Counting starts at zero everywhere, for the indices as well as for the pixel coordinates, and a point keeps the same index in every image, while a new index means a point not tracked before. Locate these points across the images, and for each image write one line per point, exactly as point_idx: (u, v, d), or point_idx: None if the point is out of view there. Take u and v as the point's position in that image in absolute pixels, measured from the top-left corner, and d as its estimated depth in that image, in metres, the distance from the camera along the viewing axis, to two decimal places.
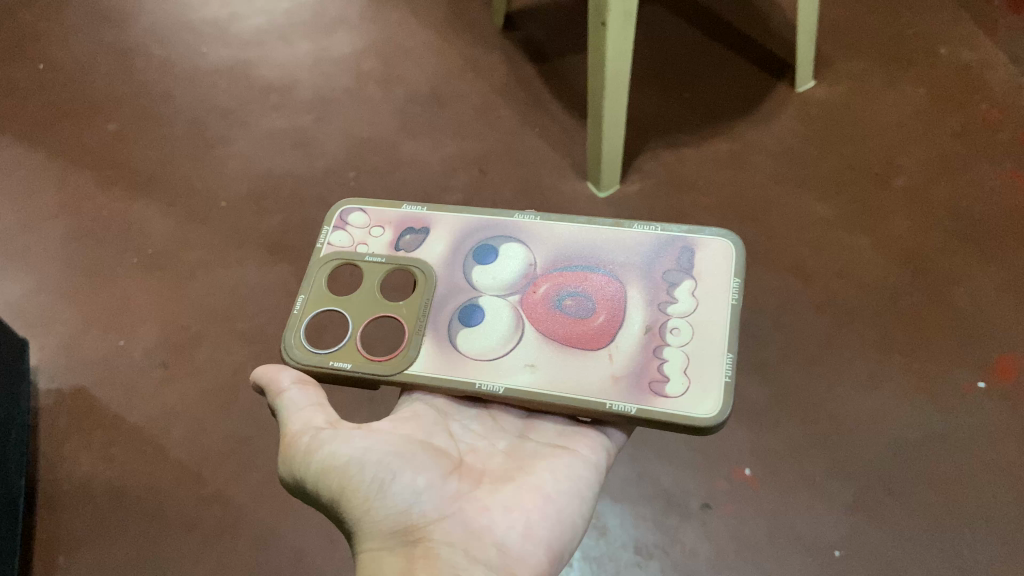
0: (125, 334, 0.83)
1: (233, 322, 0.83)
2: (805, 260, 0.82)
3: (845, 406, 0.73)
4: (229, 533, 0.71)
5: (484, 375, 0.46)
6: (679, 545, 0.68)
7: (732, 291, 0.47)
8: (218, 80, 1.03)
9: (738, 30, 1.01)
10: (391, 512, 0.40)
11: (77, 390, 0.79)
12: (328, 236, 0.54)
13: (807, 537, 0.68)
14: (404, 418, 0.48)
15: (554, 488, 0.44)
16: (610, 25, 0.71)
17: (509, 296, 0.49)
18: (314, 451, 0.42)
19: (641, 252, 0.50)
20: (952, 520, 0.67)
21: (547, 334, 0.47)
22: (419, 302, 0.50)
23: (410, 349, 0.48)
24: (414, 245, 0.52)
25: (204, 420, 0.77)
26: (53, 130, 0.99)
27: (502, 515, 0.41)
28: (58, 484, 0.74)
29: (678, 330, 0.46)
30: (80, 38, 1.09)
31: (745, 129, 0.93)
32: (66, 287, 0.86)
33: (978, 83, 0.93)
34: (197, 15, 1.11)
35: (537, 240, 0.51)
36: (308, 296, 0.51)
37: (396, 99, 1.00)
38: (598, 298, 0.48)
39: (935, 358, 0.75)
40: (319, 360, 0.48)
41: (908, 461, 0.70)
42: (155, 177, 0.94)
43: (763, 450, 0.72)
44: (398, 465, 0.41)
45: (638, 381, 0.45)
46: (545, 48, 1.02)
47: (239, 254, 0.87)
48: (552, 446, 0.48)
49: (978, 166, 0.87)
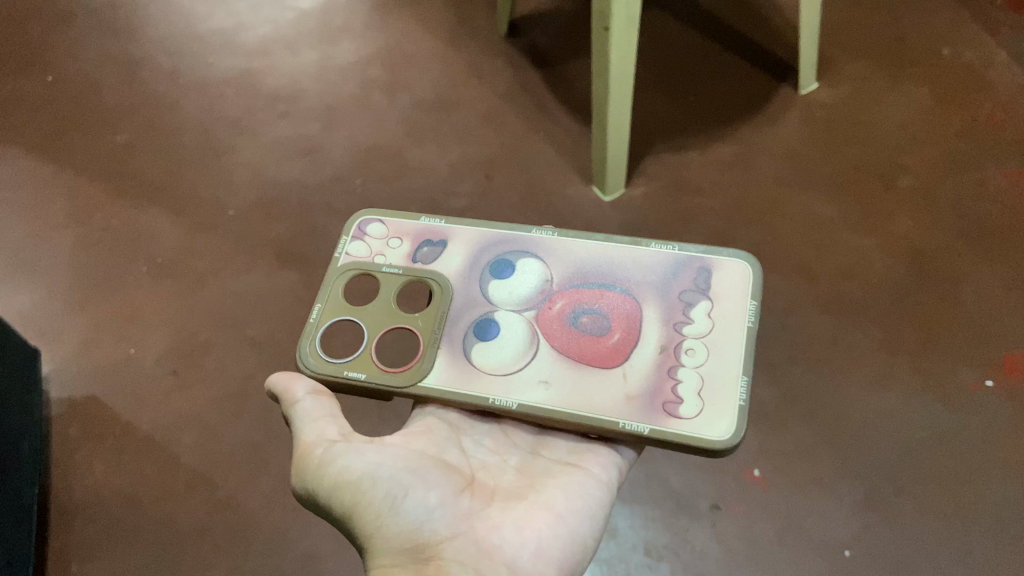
0: (136, 343, 0.84)
1: (242, 330, 0.83)
2: (811, 260, 0.82)
3: (853, 407, 0.73)
4: (242, 538, 0.72)
5: (499, 390, 0.46)
6: (688, 546, 0.69)
7: (749, 314, 0.47)
8: (226, 90, 1.04)
9: (741, 33, 1.01)
10: (402, 529, 0.40)
11: (89, 399, 0.80)
12: (346, 246, 0.54)
13: (816, 536, 0.68)
14: (418, 432, 0.48)
15: (565, 507, 0.44)
16: (613, 30, 0.71)
17: (524, 311, 0.50)
18: (327, 464, 0.42)
19: (658, 271, 0.50)
20: (961, 518, 0.68)
21: (562, 351, 0.47)
22: (435, 314, 0.50)
23: (425, 362, 0.48)
24: (431, 257, 0.53)
25: (215, 427, 0.78)
26: (62, 141, 0.99)
27: (514, 533, 0.41)
28: (72, 492, 0.75)
29: (693, 351, 0.46)
30: (88, 50, 1.09)
31: (749, 131, 0.92)
32: (77, 296, 0.87)
33: (983, 82, 0.93)
34: (204, 26, 1.11)
35: (553, 255, 0.52)
36: (325, 305, 0.51)
37: (401, 106, 1.00)
38: (613, 316, 0.48)
39: (943, 358, 0.75)
40: (334, 369, 0.49)
41: (917, 461, 0.71)
42: (162, 186, 0.95)
43: (771, 451, 0.72)
44: (411, 482, 0.42)
45: (652, 401, 0.45)
46: (546, 53, 1.02)
47: (248, 262, 0.88)
48: (564, 464, 0.48)
49: (984, 167, 0.87)
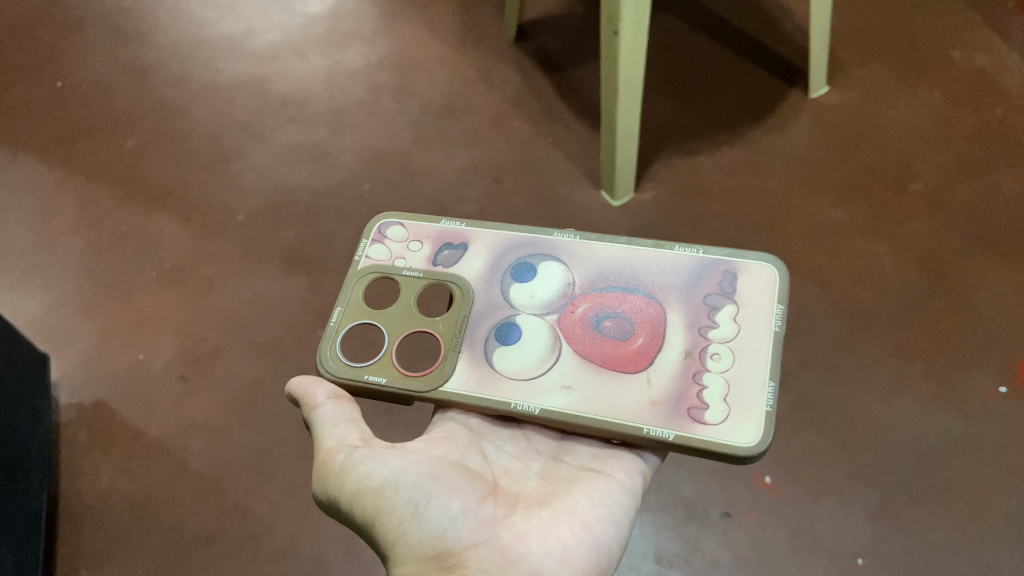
0: (145, 348, 0.83)
1: (252, 335, 0.83)
2: (822, 265, 0.82)
3: (865, 412, 0.73)
4: (251, 545, 0.71)
5: (521, 396, 0.46)
6: (699, 554, 0.68)
7: (775, 318, 0.47)
8: (235, 95, 1.04)
9: (750, 37, 1.01)
10: (425, 536, 0.40)
11: (97, 405, 0.80)
12: (366, 249, 0.54)
13: (828, 544, 0.67)
14: (439, 438, 0.48)
15: (589, 514, 0.44)
16: (623, 35, 0.70)
17: (546, 315, 0.49)
18: (349, 470, 0.42)
19: (683, 275, 0.49)
20: (974, 526, 0.67)
21: (585, 355, 0.47)
22: (456, 318, 0.50)
23: (446, 366, 0.48)
24: (451, 260, 0.53)
25: (224, 433, 0.77)
26: (71, 146, 0.99)
27: (538, 541, 0.41)
28: (80, 498, 0.74)
29: (719, 356, 0.46)
30: (98, 56, 1.09)
31: (760, 135, 0.92)
32: (85, 301, 0.87)
33: (994, 86, 0.93)
34: (213, 31, 1.12)
35: (575, 259, 0.51)
36: (344, 308, 0.51)
37: (410, 111, 1.00)
38: (637, 320, 0.48)
39: (956, 364, 0.75)
40: (354, 373, 0.48)
41: (930, 468, 0.70)
42: (171, 191, 0.95)
43: (783, 458, 0.72)
44: (434, 489, 0.41)
45: (677, 407, 0.44)
46: (556, 58, 1.02)
47: (256, 268, 0.88)
48: (587, 470, 0.48)
49: (996, 171, 0.87)
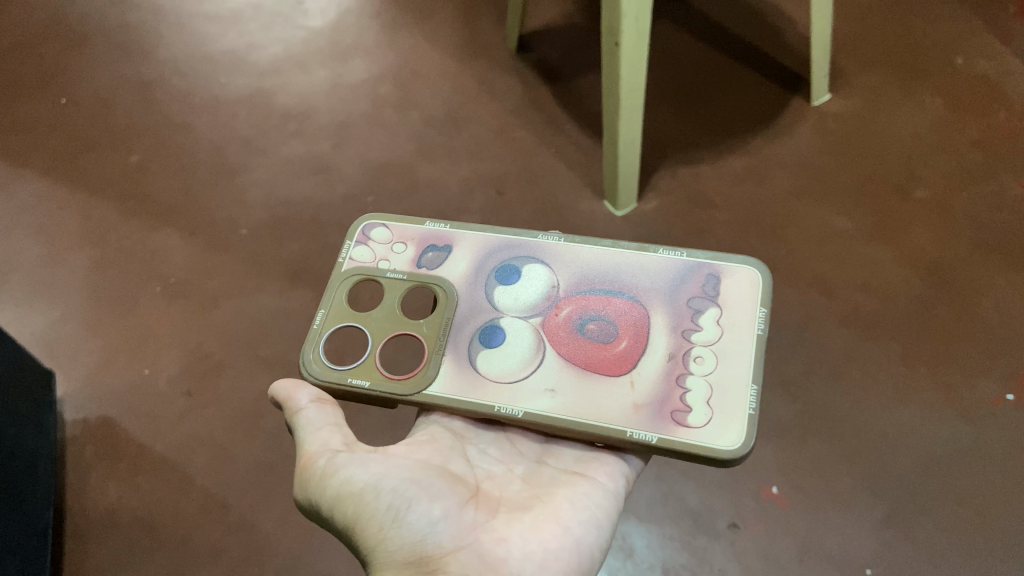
0: (150, 363, 0.84)
1: (256, 348, 0.83)
2: (827, 273, 0.81)
3: (872, 422, 0.72)
4: (256, 560, 0.71)
5: (506, 399, 0.46)
6: (708, 565, 0.67)
7: (758, 322, 0.46)
8: (238, 109, 1.05)
9: (750, 46, 1.01)
10: (405, 542, 0.39)
11: (103, 420, 0.80)
12: (350, 251, 0.54)
13: (837, 555, 0.66)
14: (423, 441, 0.48)
15: (573, 519, 0.43)
16: (624, 44, 0.70)
17: (530, 317, 0.49)
18: (330, 475, 0.42)
19: (667, 277, 0.49)
20: (986, 538, 0.65)
21: (569, 357, 0.47)
22: (440, 320, 0.50)
23: (430, 369, 0.48)
24: (436, 263, 0.53)
25: (228, 447, 0.77)
26: (77, 162, 1.01)
27: (520, 546, 0.40)
28: (86, 514, 0.74)
29: (702, 359, 0.46)
30: (102, 74, 1.11)
31: (761, 143, 0.92)
32: (90, 317, 0.88)
33: (995, 91, 0.92)
34: (215, 46, 1.13)
35: (559, 261, 0.51)
36: (328, 311, 0.51)
37: (412, 123, 1.01)
38: (620, 323, 0.48)
39: (962, 371, 0.73)
40: (339, 377, 0.49)
41: (941, 477, 0.68)
42: (176, 206, 0.96)
43: (790, 467, 0.70)
44: (414, 494, 0.41)
45: (660, 409, 0.44)
46: (557, 70, 1.03)
47: (261, 281, 0.88)
48: (570, 473, 0.48)
49: (999, 177, 0.86)
